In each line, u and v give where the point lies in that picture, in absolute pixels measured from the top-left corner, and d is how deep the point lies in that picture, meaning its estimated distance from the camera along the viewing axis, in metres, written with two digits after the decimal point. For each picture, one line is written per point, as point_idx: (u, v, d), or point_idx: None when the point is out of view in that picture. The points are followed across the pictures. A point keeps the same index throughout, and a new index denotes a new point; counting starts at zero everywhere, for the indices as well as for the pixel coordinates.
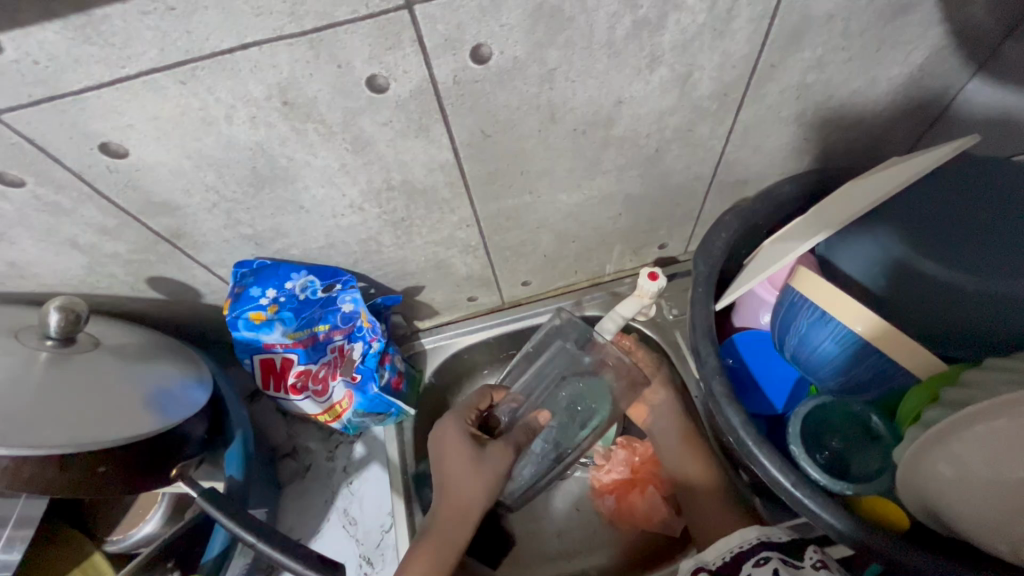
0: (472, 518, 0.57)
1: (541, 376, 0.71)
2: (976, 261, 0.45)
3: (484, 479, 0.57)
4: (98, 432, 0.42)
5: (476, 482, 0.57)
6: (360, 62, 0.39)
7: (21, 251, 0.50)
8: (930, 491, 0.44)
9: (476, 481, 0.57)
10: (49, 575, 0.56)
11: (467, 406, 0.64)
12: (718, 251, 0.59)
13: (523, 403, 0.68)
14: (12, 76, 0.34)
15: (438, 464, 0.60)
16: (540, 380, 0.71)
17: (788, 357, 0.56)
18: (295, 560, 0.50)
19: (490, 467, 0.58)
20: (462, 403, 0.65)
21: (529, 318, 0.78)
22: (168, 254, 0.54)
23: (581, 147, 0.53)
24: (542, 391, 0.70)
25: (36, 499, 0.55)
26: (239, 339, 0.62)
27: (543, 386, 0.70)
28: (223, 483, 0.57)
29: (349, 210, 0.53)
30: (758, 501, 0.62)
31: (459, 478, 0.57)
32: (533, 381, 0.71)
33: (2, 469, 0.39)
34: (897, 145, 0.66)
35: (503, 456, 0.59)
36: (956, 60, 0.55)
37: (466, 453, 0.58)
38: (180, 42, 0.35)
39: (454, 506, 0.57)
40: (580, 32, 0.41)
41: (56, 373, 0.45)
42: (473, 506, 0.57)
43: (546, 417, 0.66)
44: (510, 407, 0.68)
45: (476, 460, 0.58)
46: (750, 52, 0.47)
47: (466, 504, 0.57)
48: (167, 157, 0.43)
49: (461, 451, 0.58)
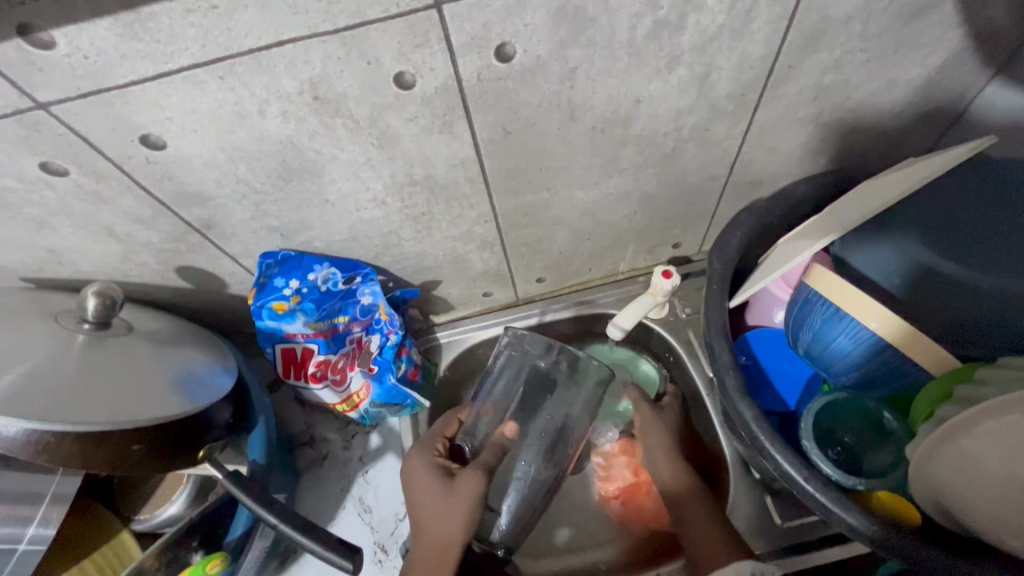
0: (450, 552, 0.57)
1: (508, 375, 0.70)
2: (997, 259, 0.45)
3: (455, 508, 0.58)
4: (132, 412, 0.44)
5: (448, 515, 0.58)
6: (389, 58, 0.40)
7: (61, 239, 0.52)
8: (940, 486, 0.45)
9: (449, 512, 0.58)
10: (76, 549, 0.59)
11: (431, 438, 0.66)
12: (732, 249, 0.59)
13: (494, 413, 0.68)
14: (63, 69, 0.36)
15: (410, 500, 0.61)
16: (515, 380, 0.69)
17: (802, 354, 0.56)
18: (315, 541, 0.51)
19: (461, 494, 0.59)
20: (428, 436, 0.66)
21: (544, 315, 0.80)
22: (198, 244, 0.56)
23: (599, 145, 0.54)
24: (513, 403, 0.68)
25: (70, 477, 0.58)
26: (262, 328, 0.64)
27: (513, 393, 0.69)
28: (245, 466, 0.59)
29: (372, 204, 0.55)
30: (770, 500, 0.63)
31: (431, 512, 0.59)
32: (504, 393, 0.69)
33: (43, 444, 0.41)
34: (913, 147, 0.66)
35: (472, 483, 0.59)
36: (975, 63, 0.55)
37: (432, 486, 0.60)
38: (221, 39, 0.36)
39: (432, 538, 0.58)
40: (601, 32, 0.42)
41: (90, 355, 0.47)
42: (453, 537, 0.58)
43: (512, 428, 0.65)
44: (477, 416, 0.68)
45: (446, 492, 0.59)
46: (768, 53, 0.48)
47: (442, 540, 0.58)
48: (203, 150, 0.45)
49: (429, 485, 0.60)
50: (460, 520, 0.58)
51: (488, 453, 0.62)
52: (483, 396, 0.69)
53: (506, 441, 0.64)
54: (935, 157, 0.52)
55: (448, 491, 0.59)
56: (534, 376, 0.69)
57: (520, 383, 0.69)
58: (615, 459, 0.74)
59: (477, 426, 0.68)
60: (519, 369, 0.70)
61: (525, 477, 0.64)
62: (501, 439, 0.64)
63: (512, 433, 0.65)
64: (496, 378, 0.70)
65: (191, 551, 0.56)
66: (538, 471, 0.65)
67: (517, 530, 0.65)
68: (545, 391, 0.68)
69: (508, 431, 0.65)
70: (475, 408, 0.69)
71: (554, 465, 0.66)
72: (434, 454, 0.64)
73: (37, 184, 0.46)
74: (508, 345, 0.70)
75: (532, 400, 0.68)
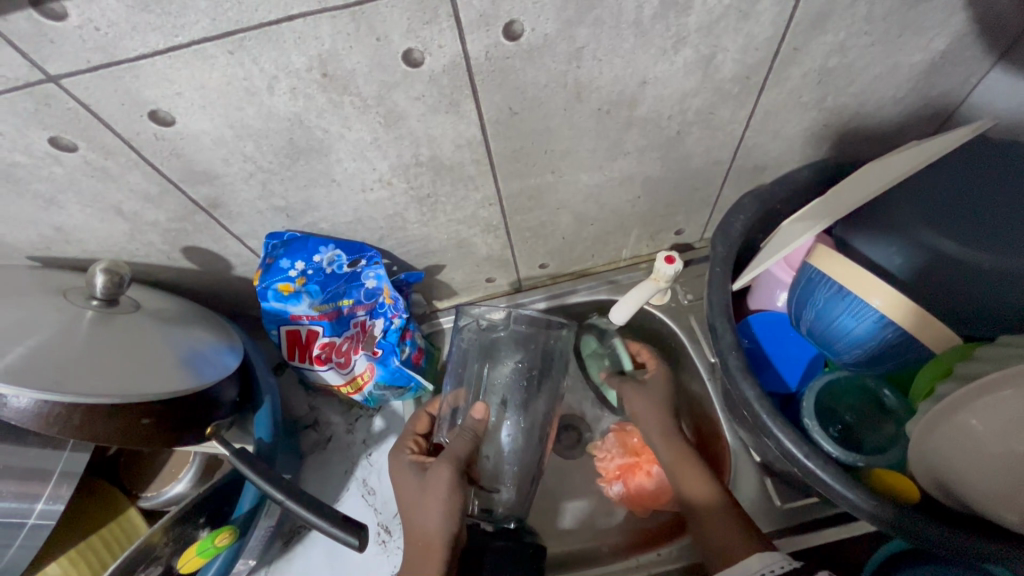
0: (433, 550, 0.58)
1: (472, 358, 0.69)
2: (996, 242, 0.46)
3: (435, 501, 0.59)
4: (141, 386, 0.45)
5: (430, 509, 0.59)
6: (397, 35, 0.40)
7: (69, 216, 0.53)
8: (938, 463, 0.46)
9: (427, 507, 0.59)
10: (87, 525, 0.60)
11: (406, 439, 0.68)
12: (735, 233, 0.60)
13: (462, 400, 0.67)
14: (74, 41, 0.36)
15: (401, 497, 0.63)
16: (478, 359, 0.68)
17: (805, 333, 0.56)
18: (321, 517, 0.52)
19: (435, 487, 0.59)
20: (401, 440, 0.68)
21: (526, 303, 0.80)
22: (204, 224, 0.56)
23: (605, 128, 0.55)
24: (479, 381, 0.68)
25: (78, 455, 0.58)
26: (267, 310, 0.64)
27: (477, 374, 0.68)
28: (252, 445, 0.61)
29: (377, 184, 0.55)
30: (771, 483, 0.65)
31: (415, 508, 0.61)
32: (468, 374, 0.68)
33: (54, 416, 0.41)
34: (915, 134, 0.67)
35: (440, 476, 0.59)
36: (979, 49, 0.55)
37: (413, 483, 0.62)
38: (231, 13, 0.36)
39: (418, 537, 0.59)
40: (609, 11, 0.42)
41: (99, 331, 0.47)
42: (435, 533, 0.58)
43: (481, 409, 0.64)
44: (450, 406, 0.67)
45: (423, 487, 0.60)
46: (773, 35, 0.48)
47: (428, 534, 0.58)
48: (210, 127, 0.45)
49: (411, 481, 0.62)
50: (438, 515, 0.58)
51: (461, 444, 0.61)
52: (451, 383, 0.68)
53: (477, 425, 0.63)
54: (935, 141, 0.52)
55: (421, 486, 0.60)
56: (499, 352, 0.68)
57: (484, 362, 0.68)
58: (613, 439, 0.75)
59: (450, 415, 0.66)
60: (483, 349, 0.69)
61: (514, 457, 0.64)
62: (470, 424, 0.63)
63: (482, 415, 0.64)
64: (464, 363, 0.69)
65: (198, 527, 0.57)
66: (525, 446, 0.65)
67: (514, 504, 0.64)
68: (518, 365, 0.68)
69: (477, 413, 0.64)
70: (446, 398, 0.67)
71: (540, 438, 0.66)
72: (408, 453, 0.66)
73: (46, 160, 0.46)
74: (465, 328, 0.69)
75: (497, 378, 0.67)
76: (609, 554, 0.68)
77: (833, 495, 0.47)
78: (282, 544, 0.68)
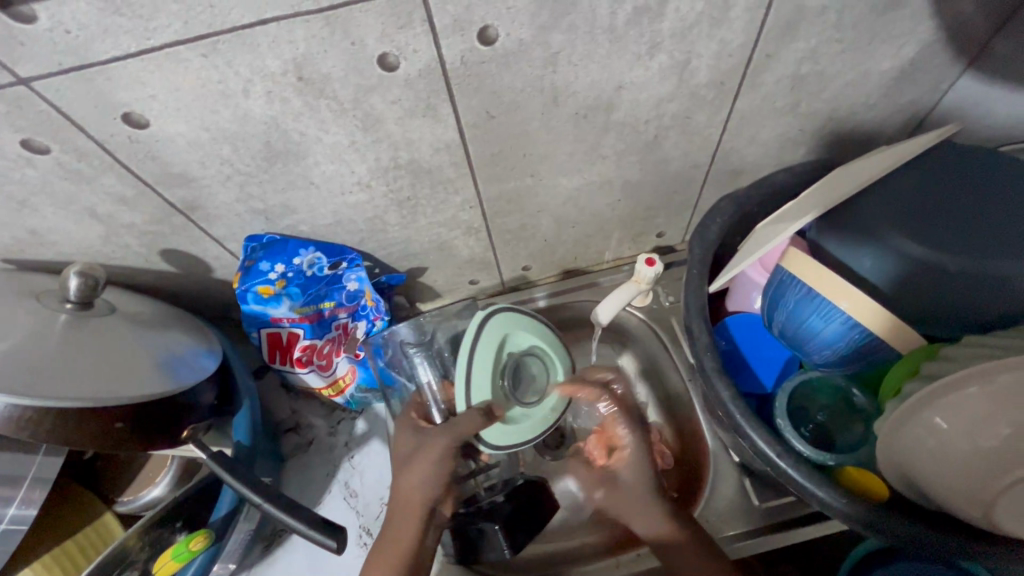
0: (413, 514, 0.56)
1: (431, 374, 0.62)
2: (960, 244, 0.47)
3: (425, 471, 0.55)
4: (114, 390, 0.44)
5: (415, 479, 0.56)
6: (373, 39, 0.40)
7: (43, 219, 0.52)
8: (902, 460, 0.47)
9: (414, 473, 0.55)
10: (61, 532, 0.59)
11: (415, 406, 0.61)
12: (712, 235, 0.60)
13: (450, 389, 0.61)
14: (44, 44, 0.36)
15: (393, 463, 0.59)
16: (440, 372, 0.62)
17: (777, 335, 0.57)
18: (300, 521, 0.52)
19: (429, 457, 0.55)
20: (403, 411, 0.61)
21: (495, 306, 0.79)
22: (181, 226, 0.56)
23: (582, 132, 0.55)
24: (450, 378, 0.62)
25: (51, 460, 0.58)
26: (247, 312, 0.65)
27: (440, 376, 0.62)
28: (230, 448, 0.60)
29: (356, 186, 0.55)
30: (748, 481, 0.65)
31: (400, 471, 0.57)
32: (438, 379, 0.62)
33: (26, 421, 0.41)
34: (889, 138, 0.68)
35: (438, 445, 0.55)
36: (948, 56, 0.56)
37: (406, 453, 0.57)
38: (204, 16, 0.37)
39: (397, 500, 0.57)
40: (584, 17, 0.43)
41: (72, 335, 0.47)
42: (416, 497, 0.56)
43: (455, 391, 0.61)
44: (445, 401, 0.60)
45: (415, 454, 0.56)
46: (746, 41, 0.49)
47: (410, 502, 0.56)
48: (186, 129, 0.45)
49: (405, 447, 0.57)
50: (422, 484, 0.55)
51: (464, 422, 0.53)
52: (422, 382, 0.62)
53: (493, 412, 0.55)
54: (899, 146, 0.55)
55: (413, 452, 0.56)
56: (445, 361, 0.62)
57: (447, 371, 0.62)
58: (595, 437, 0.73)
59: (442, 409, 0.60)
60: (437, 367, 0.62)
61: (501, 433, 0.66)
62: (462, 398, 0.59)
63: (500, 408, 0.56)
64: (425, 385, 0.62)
65: (175, 531, 0.56)
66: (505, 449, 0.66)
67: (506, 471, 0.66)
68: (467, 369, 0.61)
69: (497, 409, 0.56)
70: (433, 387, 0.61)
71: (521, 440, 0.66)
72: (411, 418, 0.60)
73: (18, 162, 0.46)
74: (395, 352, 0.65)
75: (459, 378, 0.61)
76: (592, 553, 0.69)
77: (807, 494, 0.48)
78: (262, 547, 0.68)
